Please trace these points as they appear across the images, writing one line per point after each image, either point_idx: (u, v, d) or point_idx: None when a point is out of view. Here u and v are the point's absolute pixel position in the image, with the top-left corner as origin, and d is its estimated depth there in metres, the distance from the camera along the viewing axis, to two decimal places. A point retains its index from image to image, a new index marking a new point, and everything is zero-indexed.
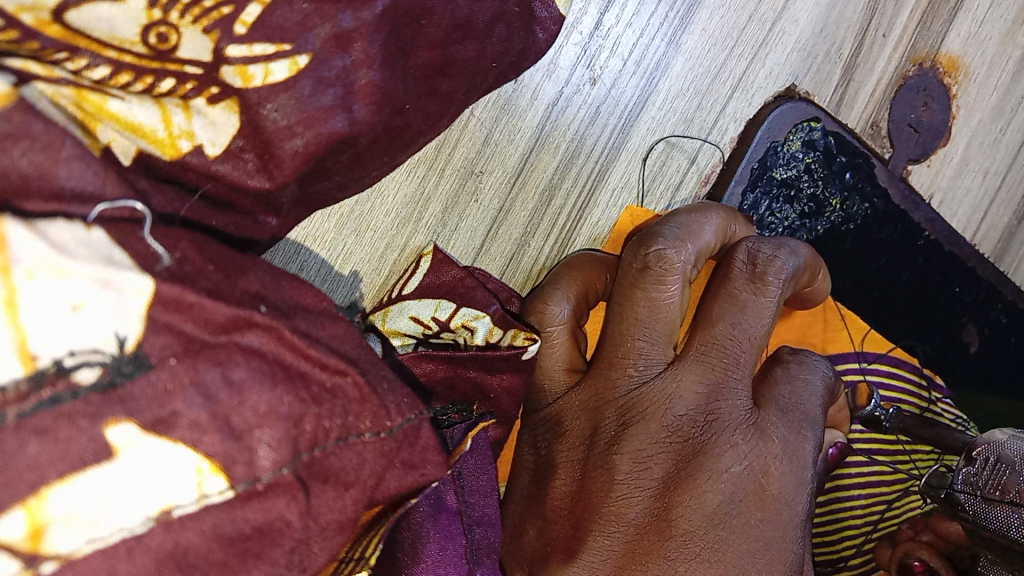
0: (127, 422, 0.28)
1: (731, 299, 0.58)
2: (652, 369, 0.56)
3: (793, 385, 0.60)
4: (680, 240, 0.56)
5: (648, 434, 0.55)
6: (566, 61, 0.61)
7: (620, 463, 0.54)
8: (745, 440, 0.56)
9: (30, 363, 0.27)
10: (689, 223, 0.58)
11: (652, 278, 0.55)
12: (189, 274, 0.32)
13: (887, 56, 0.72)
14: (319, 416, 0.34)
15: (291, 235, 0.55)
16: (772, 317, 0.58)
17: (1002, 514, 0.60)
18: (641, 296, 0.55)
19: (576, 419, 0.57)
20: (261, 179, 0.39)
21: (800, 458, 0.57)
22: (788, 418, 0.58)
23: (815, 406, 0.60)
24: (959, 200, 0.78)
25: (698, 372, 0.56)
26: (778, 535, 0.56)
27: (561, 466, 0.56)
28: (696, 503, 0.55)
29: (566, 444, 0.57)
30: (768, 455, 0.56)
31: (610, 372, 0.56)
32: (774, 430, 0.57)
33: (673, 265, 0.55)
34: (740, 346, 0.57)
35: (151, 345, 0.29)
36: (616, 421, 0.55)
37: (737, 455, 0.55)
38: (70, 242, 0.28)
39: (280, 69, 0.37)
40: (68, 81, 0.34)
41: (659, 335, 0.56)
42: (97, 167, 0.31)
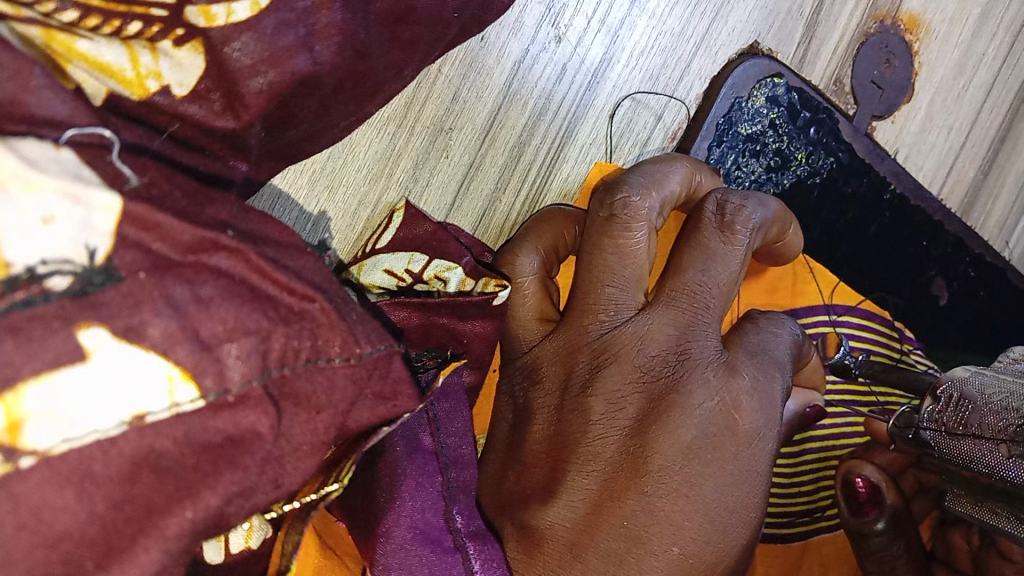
0: (99, 326, 0.29)
1: (700, 246, 0.60)
2: (624, 314, 0.58)
3: (762, 335, 0.63)
4: (646, 188, 0.58)
5: (622, 375, 0.57)
6: (530, 19, 0.62)
7: (596, 404, 0.56)
8: (715, 377, 0.58)
9: (4, 268, 0.28)
10: (656, 173, 0.60)
11: (618, 226, 0.57)
12: (157, 196, 0.33)
13: (849, 13, 0.74)
14: (288, 335, 0.36)
15: (274, 183, 0.57)
16: (738, 266, 0.61)
17: (968, 449, 0.61)
18: (608, 243, 0.57)
19: (551, 366, 0.59)
20: (227, 119, 0.41)
21: (768, 397, 0.59)
22: (756, 361, 0.60)
23: (783, 354, 0.63)
24: (924, 154, 0.82)
25: (668, 316, 0.58)
26: (750, 469, 0.58)
27: (538, 412, 0.58)
28: (670, 437, 0.56)
29: (543, 391, 0.58)
30: (737, 392, 0.58)
31: (583, 319, 0.58)
32: (742, 368, 0.59)
33: (638, 212, 0.57)
34: (710, 292, 0.59)
35: (121, 258, 0.31)
36: (590, 365, 0.57)
37: (707, 392, 0.57)
38: (40, 158, 0.30)
39: (242, 9, 0.38)
40: (37, 22, 0.36)
41: (628, 281, 0.58)
42: (65, 96, 0.33)
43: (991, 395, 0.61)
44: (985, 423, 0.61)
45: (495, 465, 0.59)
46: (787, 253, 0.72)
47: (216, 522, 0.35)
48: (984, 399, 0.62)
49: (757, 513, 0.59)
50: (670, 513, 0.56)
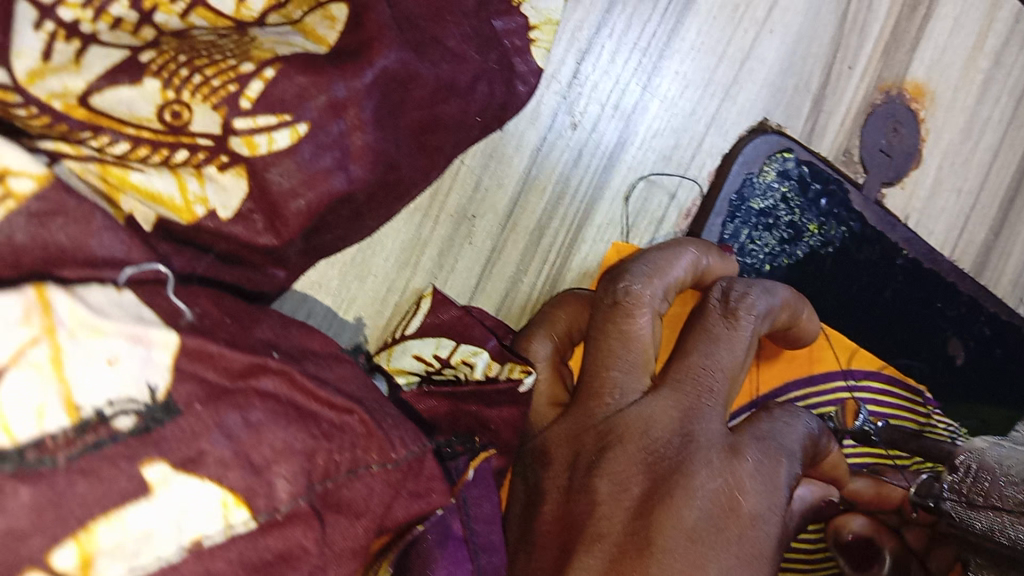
0: (161, 461, 0.31)
1: (705, 333, 0.61)
2: (630, 397, 0.59)
3: (773, 423, 0.63)
4: (647, 276, 0.60)
5: (627, 457, 0.57)
6: (547, 108, 0.65)
7: (600, 485, 0.56)
8: (718, 459, 0.58)
9: (75, 413, 0.30)
10: (659, 260, 0.62)
11: (621, 312, 0.59)
12: (209, 327, 0.36)
13: (854, 86, 0.77)
14: (331, 450, 0.38)
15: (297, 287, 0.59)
16: (744, 353, 0.62)
17: (986, 517, 0.61)
18: (614, 328, 0.60)
19: (560, 448, 0.60)
20: (269, 237, 0.43)
21: (772, 479, 0.59)
22: (761, 444, 0.60)
23: (794, 442, 0.63)
24: (934, 219, 0.84)
25: (673, 399, 0.58)
26: (753, 552, 0.57)
27: (549, 491, 0.59)
28: (673, 520, 0.55)
29: (553, 471, 0.59)
30: (740, 473, 0.58)
31: (590, 402, 0.59)
32: (747, 451, 0.59)
33: (640, 298, 0.59)
34: (713, 376, 0.60)
35: (179, 392, 0.33)
36: (595, 445, 0.58)
37: (709, 473, 0.57)
38: (105, 304, 0.32)
39: (283, 137, 0.41)
40: (94, 158, 0.38)
41: (634, 365, 0.59)
42: (124, 236, 0.35)
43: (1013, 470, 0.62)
44: (1004, 495, 0.61)
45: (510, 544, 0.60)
46: (802, 339, 0.74)
47: None
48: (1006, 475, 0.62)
49: None
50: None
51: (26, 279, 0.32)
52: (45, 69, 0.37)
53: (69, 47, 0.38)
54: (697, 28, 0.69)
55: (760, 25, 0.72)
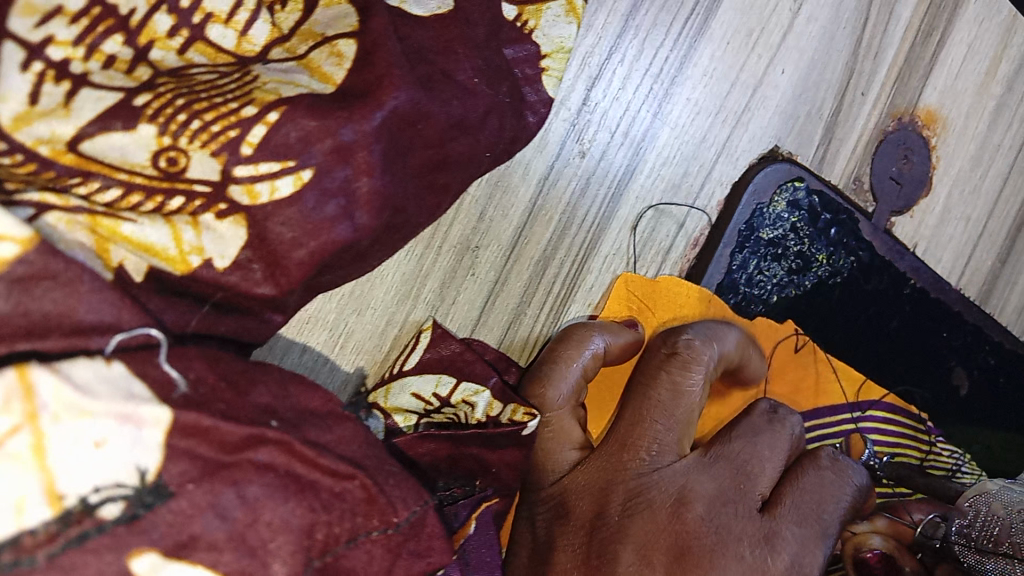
0: (150, 550, 0.30)
1: (756, 415, 0.59)
2: (664, 458, 0.56)
3: (819, 492, 0.57)
4: (707, 338, 0.60)
5: (655, 526, 0.53)
6: (554, 137, 0.64)
7: (624, 553, 0.52)
8: (752, 549, 0.53)
9: (58, 502, 0.28)
10: (710, 327, 0.61)
11: (678, 364, 0.58)
12: (204, 397, 0.33)
13: (867, 114, 0.75)
14: (330, 523, 0.35)
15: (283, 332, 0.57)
16: (786, 454, 0.58)
17: (997, 566, 0.60)
18: (666, 379, 0.58)
19: (580, 502, 0.56)
20: (267, 287, 0.41)
21: (805, 573, 0.54)
22: (801, 530, 0.55)
23: (835, 523, 0.57)
24: (943, 247, 0.81)
25: (710, 474, 0.55)
26: None
27: (560, 549, 0.54)
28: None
29: (570, 527, 0.55)
30: (773, 566, 0.53)
31: (622, 456, 0.56)
32: (785, 543, 0.54)
33: (699, 354, 0.58)
34: (761, 457, 0.57)
35: (171, 472, 0.31)
36: (623, 505, 0.54)
37: (740, 565, 0.52)
38: (93, 380, 0.30)
39: (286, 185, 0.39)
40: (83, 209, 0.36)
41: (676, 423, 0.57)
42: (113, 298, 0.32)
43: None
44: (1016, 543, 0.60)
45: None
46: None
47: None
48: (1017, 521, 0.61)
49: None
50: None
51: (4, 360, 0.30)
52: (32, 114, 0.35)
53: (59, 89, 0.35)
54: (710, 54, 0.67)
55: (774, 51, 0.70)
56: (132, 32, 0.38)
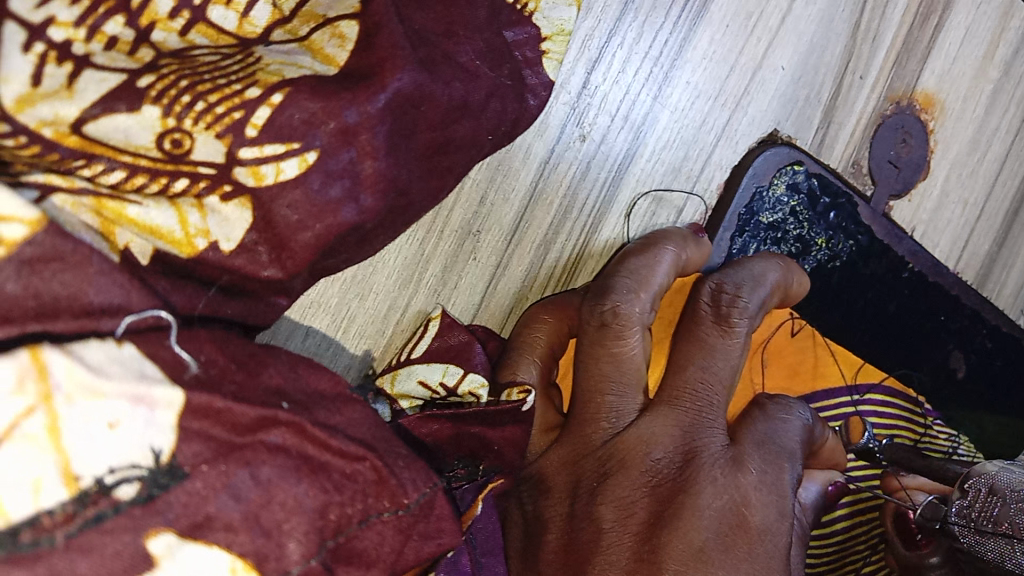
0: (166, 532, 0.30)
1: (699, 343, 0.63)
2: (626, 418, 0.60)
3: (772, 424, 0.63)
4: (632, 292, 0.61)
5: (629, 482, 0.58)
6: (554, 121, 0.63)
7: (605, 512, 0.57)
8: (723, 474, 0.58)
9: (74, 484, 0.28)
10: (640, 268, 0.62)
11: (612, 335, 0.60)
12: (214, 378, 0.33)
13: (865, 97, 0.75)
14: (342, 504, 0.35)
15: (289, 314, 0.57)
16: (740, 356, 0.63)
17: (996, 545, 0.61)
18: (604, 352, 0.60)
19: (558, 475, 0.60)
20: (274, 270, 0.41)
21: (778, 489, 0.59)
22: (764, 451, 0.61)
23: (794, 443, 0.63)
24: (941, 231, 0.82)
25: (669, 417, 0.60)
26: (767, 565, 0.57)
27: (551, 521, 0.59)
28: (682, 540, 0.55)
29: (554, 499, 0.60)
30: (745, 486, 0.58)
31: (585, 428, 0.60)
32: (750, 461, 0.60)
33: (628, 318, 0.60)
34: (710, 389, 0.62)
35: (184, 453, 0.31)
36: (596, 471, 0.59)
37: (715, 490, 0.57)
38: (104, 362, 0.30)
39: (291, 167, 0.39)
40: (87, 191, 0.35)
41: (628, 385, 0.60)
42: (122, 279, 0.32)
43: None
44: (1015, 523, 0.60)
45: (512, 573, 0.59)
46: (794, 294, 0.72)
47: None
48: (1014, 499, 0.61)
49: None
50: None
51: (19, 339, 0.29)
52: (35, 95, 0.34)
53: (61, 70, 0.35)
54: (709, 37, 0.67)
55: (773, 35, 0.69)
56: (133, 13, 0.38)
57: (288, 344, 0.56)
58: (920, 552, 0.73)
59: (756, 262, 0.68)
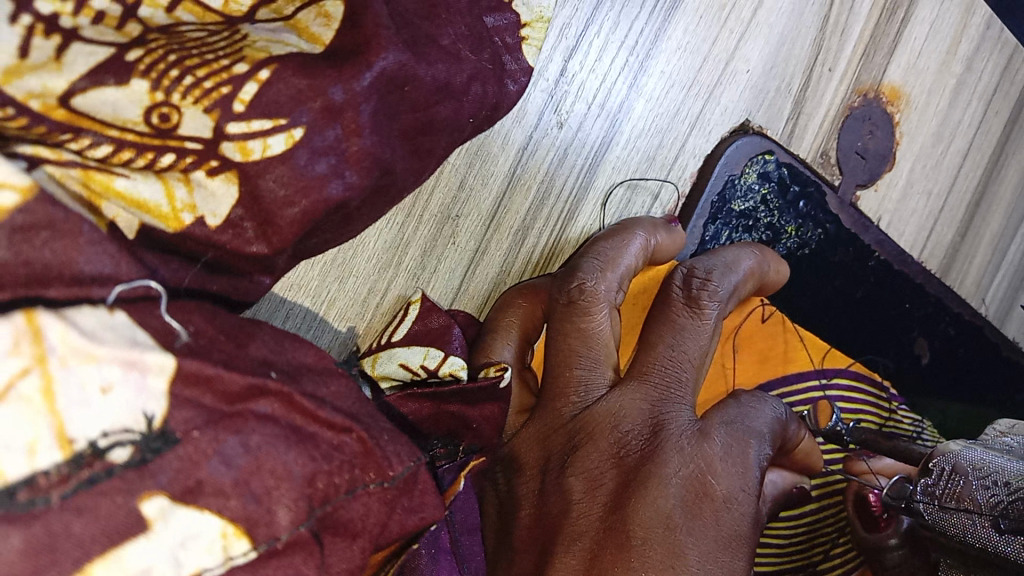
0: (158, 494, 0.30)
1: (671, 323, 0.65)
2: (595, 392, 0.62)
3: (742, 410, 0.65)
4: (599, 271, 0.63)
5: (599, 453, 0.59)
6: (533, 107, 0.64)
7: (575, 483, 0.59)
8: (689, 445, 0.60)
9: (68, 446, 0.28)
10: (610, 248, 0.64)
11: (580, 310, 0.62)
12: (204, 347, 0.34)
13: (833, 89, 0.77)
14: (330, 473, 0.36)
15: (275, 288, 0.57)
16: (708, 338, 0.66)
17: (958, 521, 0.63)
18: (572, 327, 0.62)
19: (530, 452, 0.61)
20: (260, 245, 0.41)
21: (743, 461, 0.61)
22: (731, 428, 0.62)
23: (762, 424, 0.65)
24: (905, 220, 0.84)
25: (638, 393, 0.62)
26: (731, 533, 0.59)
27: (524, 497, 0.60)
28: (650, 507, 0.57)
29: (526, 476, 0.61)
30: (710, 456, 0.60)
31: (556, 402, 0.62)
32: (716, 434, 0.61)
33: (595, 295, 0.62)
34: (679, 366, 0.64)
35: (176, 419, 0.31)
36: (566, 444, 0.60)
37: (682, 459, 0.59)
38: (97, 327, 0.30)
39: (278, 143, 0.39)
40: (76, 164, 0.36)
41: (597, 361, 0.63)
42: (112, 250, 0.33)
43: (984, 471, 0.64)
44: (977, 499, 0.62)
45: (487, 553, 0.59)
46: (778, 280, 0.74)
47: None
48: (976, 475, 0.64)
49: None
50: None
51: (12, 303, 0.30)
52: (23, 67, 0.34)
53: (49, 43, 0.35)
54: (683, 27, 0.68)
55: (745, 26, 0.71)
56: None
57: (271, 320, 0.57)
58: (878, 534, 0.75)
59: (729, 249, 0.70)
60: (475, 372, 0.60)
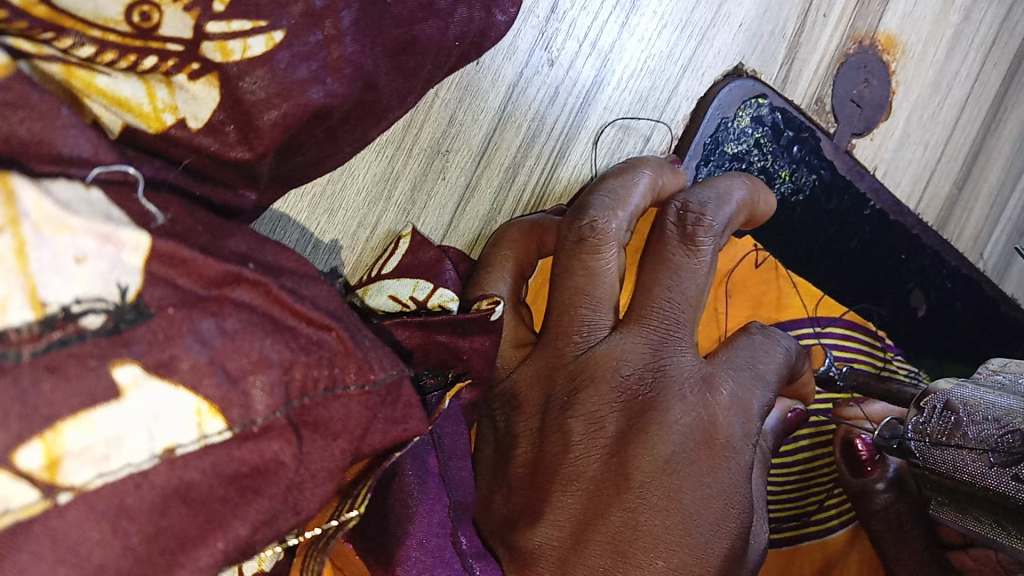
0: (132, 362, 0.30)
1: (666, 262, 0.64)
2: (597, 334, 0.62)
3: (754, 351, 0.66)
4: (610, 209, 0.62)
5: (599, 396, 0.60)
6: (524, 44, 0.64)
7: (575, 425, 0.59)
8: (692, 393, 0.61)
9: (41, 308, 0.28)
10: (617, 187, 0.64)
11: (589, 248, 0.61)
12: (181, 232, 0.34)
13: (828, 35, 0.76)
14: (308, 365, 0.36)
15: (272, 208, 0.57)
16: (705, 274, 0.65)
17: (948, 457, 0.64)
18: (580, 265, 0.61)
19: (529, 390, 0.61)
20: (242, 150, 0.41)
21: (745, 408, 0.63)
22: (738, 374, 0.64)
23: (769, 369, 0.66)
24: (901, 170, 0.84)
25: (640, 336, 0.62)
26: (729, 480, 0.61)
27: (521, 436, 0.61)
28: (649, 453, 0.58)
29: (525, 415, 0.61)
30: (713, 404, 0.61)
31: (557, 342, 0.61)
32: (721, 383, 0.62)
33: (605, 233, 0.61)
34: (678, 307, 0.63)
35: (151, 295, 0.31)
36: (567, 386, 0.60)
37: (684, 406, 0.60)
38: (72, 200, 0.30)
39: (258, 44, 0.39)
40: (57, 59, 0.36)
41: (600, 302, 0.62)
42: (90, 134, 0.33)
43: (976, 406, 0.64)
44: (967, 433, 0.63)
45: (481, 489, 0.61)
46: (762, 213, 0.74)
47: (243, 552, 0.35)
48: (968, 412, 0.64)
49: (741, 524, 0.61)
50: (653, 528, 0.58)
51: None
52: None
53: None
54: None
55: None
56: None
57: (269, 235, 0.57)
58: (863, 479, 0.79)
59: (725, 181, 0.69)
60: (468, 304, 0.59)
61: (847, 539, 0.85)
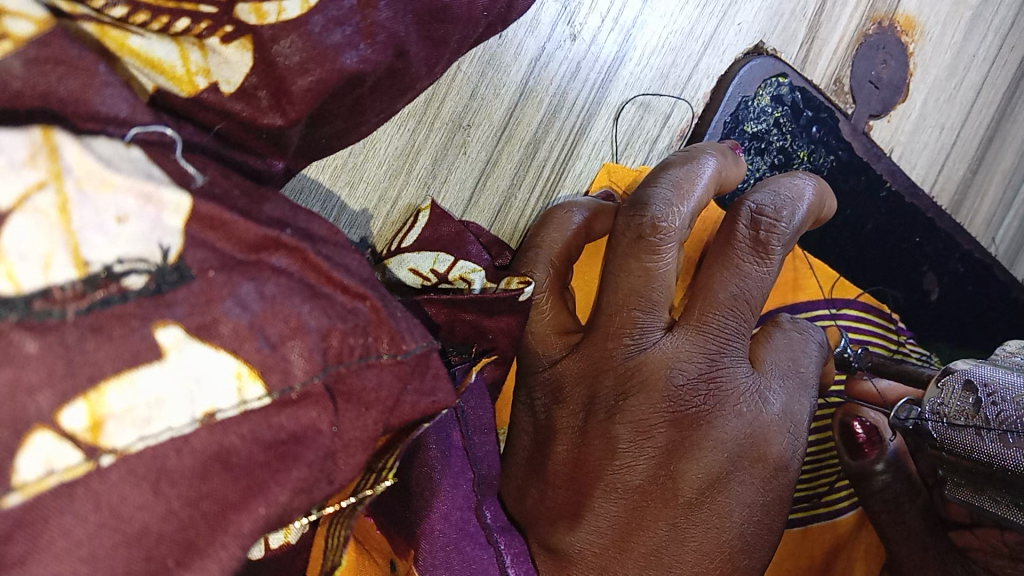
0: (174, 325, 0.29)
1: (734, 267, 0.64)
2: (649, 337, 0.62)
3: (793, 349, 0.68)
4: (672, 205, 0.60)
5: (649, 404, 0.61)
6: (546, 18, 0.63)
7: (622, 432, 0.61)
8: (748, 409, 0.63)
9: (83, 267, 0.28)
10: (679, 179, 0.62)
11: (647, 248, 0.60)
12: (220, 195, 0.34)
13: (849, 14, 0.76)
14: (345, 332, 0.35)
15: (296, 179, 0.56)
16: (770, 276, 0.65)
17: (968, 438, 0.64)
18: (637, 265, 0.60)
19: (573, 386, 0.62)
20: (274, 116, 0.40)
21: (795, 421, 0.66)
22: (788, 383, 0.66)
23: (811, 370, 0.69)
24: (917, 153, 0.84)
25: (695, 343, 0.63)
26: (774, 494, 0.65)
27: (561, 431, 0.62)
28: (697, 467, 0.61)
29: (566, 409, 0.63)
30: (767, 421, 0.64)
31: (607, 342, 0.62)
32: (773, 394, 0.65)
33: (666, 234, 0.60)
34: (739, 315, 0.64)
35: (192, 257, 0.31)
36: (615, 390, 0.61)
37: (738, 422, 0.62)
38: (114, 157, 0.30)
39: (293, 6, 0.39)
40: (90, 18, 0.35)
41: (656, 304, 0.62)
42: (127, 94, 0.32)
43: (995, 385, 0.63)
44: (986, 414, 0.63)
45: (518, 479, 0.63)
46: (824, 208, 0.72)
47: (279, 519, 0.35)
48: (986, 392, 0.63)
49: (777, 532, 0.66)
50: (695, 541, 0.62)
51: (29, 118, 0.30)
52: None
53: None
54: None
55: None
56: None
57: (296, 202, 0.56)
58: (863, 460, 0.79)
59: (796, 179, 0.68)
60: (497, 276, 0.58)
61: (856, 522, 0.85)
